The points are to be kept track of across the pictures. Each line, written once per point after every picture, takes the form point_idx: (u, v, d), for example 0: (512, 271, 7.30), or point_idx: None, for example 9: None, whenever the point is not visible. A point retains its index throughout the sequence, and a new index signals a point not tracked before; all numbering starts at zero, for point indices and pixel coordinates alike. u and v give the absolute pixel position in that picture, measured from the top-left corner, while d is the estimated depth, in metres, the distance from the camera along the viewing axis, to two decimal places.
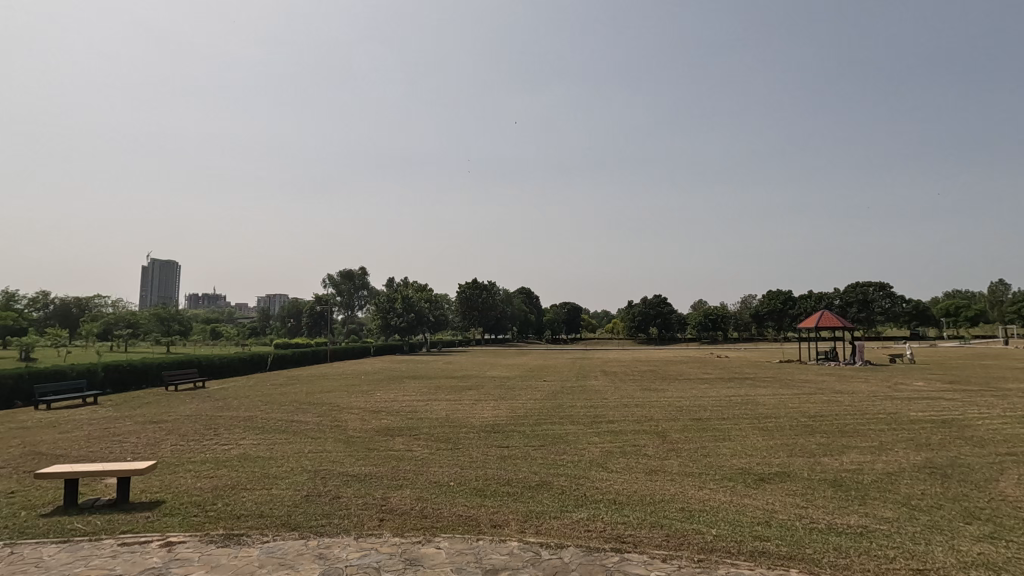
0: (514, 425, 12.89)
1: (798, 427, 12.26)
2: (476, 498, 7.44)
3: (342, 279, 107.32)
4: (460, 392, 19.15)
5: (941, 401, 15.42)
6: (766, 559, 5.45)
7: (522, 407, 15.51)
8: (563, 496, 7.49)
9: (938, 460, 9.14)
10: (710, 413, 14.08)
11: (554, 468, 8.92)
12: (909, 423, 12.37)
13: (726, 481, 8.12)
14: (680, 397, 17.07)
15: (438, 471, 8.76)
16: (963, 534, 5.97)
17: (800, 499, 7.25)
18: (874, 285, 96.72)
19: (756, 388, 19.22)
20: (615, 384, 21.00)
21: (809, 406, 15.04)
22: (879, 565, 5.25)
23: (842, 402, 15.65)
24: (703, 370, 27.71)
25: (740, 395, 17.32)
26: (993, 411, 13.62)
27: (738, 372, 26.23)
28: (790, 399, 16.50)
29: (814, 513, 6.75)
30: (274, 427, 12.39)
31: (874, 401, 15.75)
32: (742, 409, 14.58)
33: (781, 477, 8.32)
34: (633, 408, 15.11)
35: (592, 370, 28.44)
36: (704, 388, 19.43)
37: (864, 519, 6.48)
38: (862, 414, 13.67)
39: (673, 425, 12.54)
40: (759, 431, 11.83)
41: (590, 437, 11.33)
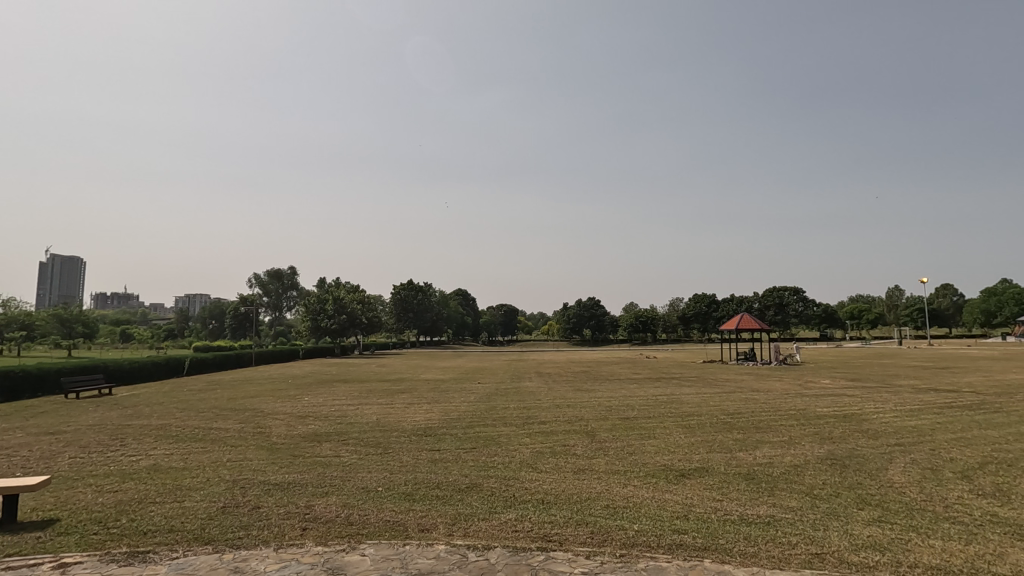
0: (447, 427, 12.82)
1: (718, 424, 12.95)
2: (404, 503, 7.34)
3: (269, 279, 102.94)
4: (393, 395, 18.81)
5: (844, 398, 16.74)
6: (682, 551, 5.73)
7: (455, 409, 15.45)
8: (493, 498, 7.54)
9: (838, 451, 9.95)
10: (637, 412, 14.61)
11: (485, 470, 8.94)
12: (816, 418, 13.35)
13: (649, 477, 8.45)
14: (611, 397, 17.59)
15: (366, 476, 8.56)
16: (856, 519, 6.52)
17: (717, 492, 7.67)
18: (790, 290, 103.63)
19: (683, 388, 20.12)
20: (549, 386, 21.32)
21: (728, 404, 15.92)
22: (783, 552, 5.63)
23: (758, 400, 16.68)
24: (633, 370, 28.76)
25: (666, 395, 18.10)
26: (887, 405, 14.95)
27: (666, 372, 27.29)
28: (711, 397, 17.43)
29: (728, 505, 7.17)
30: (189, 436, 11.64)
31: (786, 398, 16.89)
32: (667, 408, 15.24)
33: (700, 472, 8.76)
34: (565, 408, 15.41)
35: (527, 372, 28.76)
36: (633, 388, 20.12)
37: (772, 509, 6.94)
38: (774, 410, 14.64)
39: (602, 425, 12.90)
40: (682, 428, 12.40)
41: (522, 438, 11.48)
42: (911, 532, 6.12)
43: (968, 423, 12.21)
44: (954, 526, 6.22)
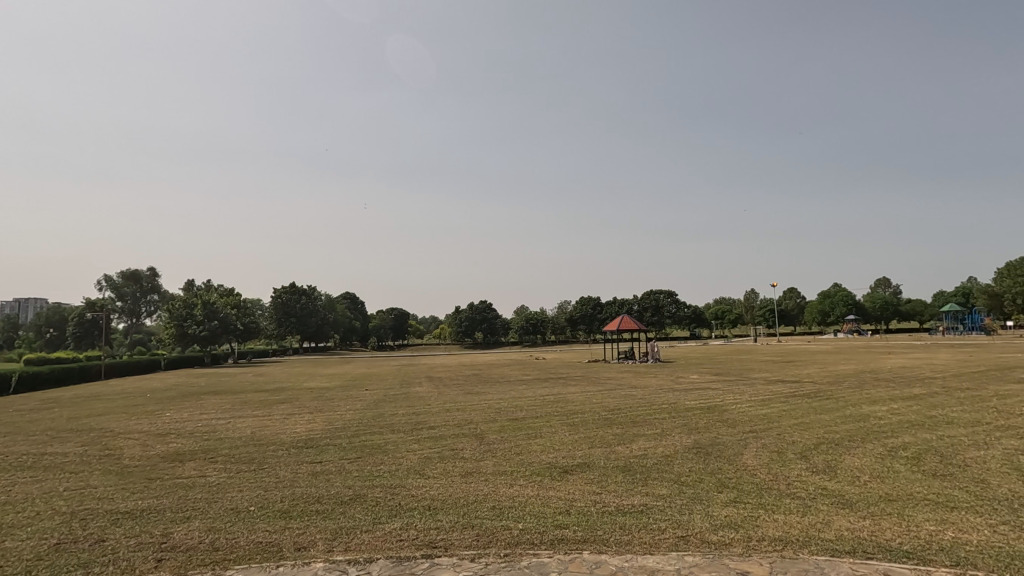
0: (330, 438, 12.22)
1: (599, 420, 13.63)
2: (280, 521, 6.87)
3: (125, 282, 91.67)
4: (271, 406, 17.55)
5: (709, 391, 18.42)
6: (563, 545, 5.94)
7: (340, 418, 14.75)
8: (377, 508, 7.30)
9: (703, 440, 10.91)
10: (525, 412, 14.96)
11: (370, 480, 8.63)
12: (685, 411, 14.54)
13: (534, 476, 8.67)
14: (500, 399, 17.83)
15: (237, 496, 7.89)
16: (716, 502, 7.19)
17: (597, 486, 8.05)
18: (665, 293, 112.31)
19: (568, 387, 20.93)
20: (439, 390, 21.16)
21: (609, 400, 16.83)
22: (653, 538, 6.05)
23: (635, 396, 17.82)
24: (523, 372, 29.38)
25: (553, 394, 18.73)
26: (743, 396, 16.69)
27: (554, 373, 28.26)
28: (594, 395, 18.33)
29: (606, 497, 7.56)
30: (14, 465, 9.97)
31: (660, 393, 18.22)
32: (554, 407, 15.76)
33: (581, 467, 9.16)
34: (455, 412, 15.35)
35: (417, 377, 28.29)
36: (522, 389, 20.57)
37: (645, 498, 7.44)
38: (650, 405, 15.73)
39: (491, 426, 13.02)
40: (567, 426, 12.89)
41: (410, 444, 11.25)
42: (760, 509, 6.87)
43: (806, 409, 14.00)
44: (793, 501, 7.09)
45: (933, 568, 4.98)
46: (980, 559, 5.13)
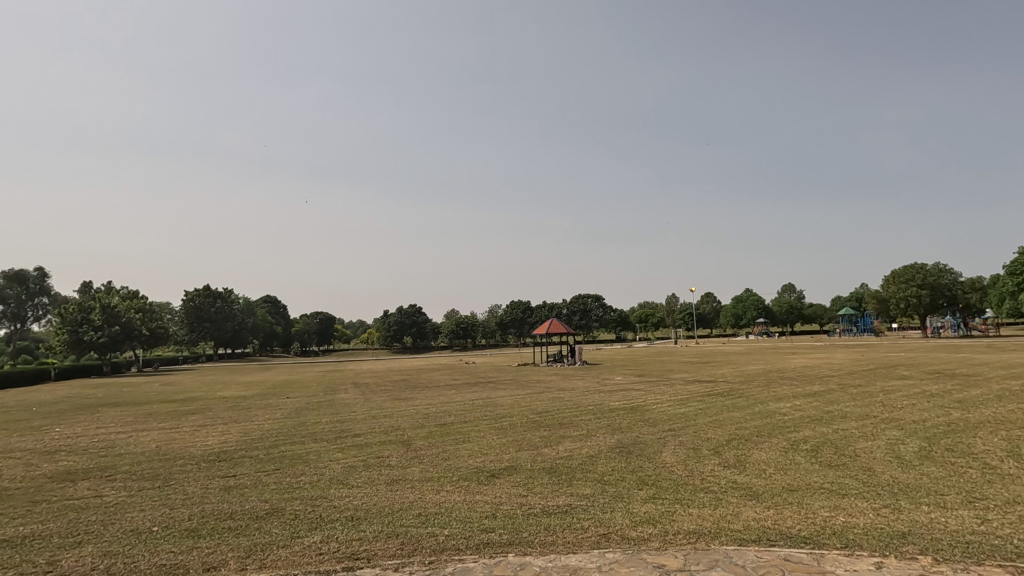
0: (246, 449, 11.57)
1: (527, 423, 13.79)
2: (187, 541, 6.42)
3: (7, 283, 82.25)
4: (179, 418, 16.37)
5: (632, 392, 19.13)
6: (489, 549, 5.96)
7: (257, 428, 14.00)
8: (296, 521, 6.99)
9: (626, 440, 11.32)
10: (454, 417, 14.86)
11: (289, 493, 8.25)
12: (609, 412, 15.01)
13: (462, 481, 8.63)
14: (428, 404, 17.62)
15: (138, 516, 7.29)
16: (636, 498, 7.48)
17: (523, 488, 8.14)
18: (593, 298, 116.12)
19: (498, 391, 21.02)
20: (366, 396, 20.60)
21: (537, 403, 17.09)
22: (577, 537, 6.19)
23: (562, 398, 18.19)
24: (452, 376, 29.17)
25: (482, 399, 18.74)
26: (663, 396, 17.47)
27: (483, 377, 28.30)
28: (522, 398, 18.53)
29: (532, 499, 7.66)
30: None
31: (586, 395, 18.70)
32: (482, 411, 15.78)
33: (508, 470, 9.22)
34: (381, 419, 14.99)
35: (342, 383, 27.43)
36: (451, 394, 20.42)
37: (569, 498, 7.61)
38: (576, 407, 16.11)
39: (419, 433, 12.85)
40: (495, 430, 12.95)
41: (333, 453, 10.87)
42: (676, 503, 7.21)
43: (720, 407, 14.87)
44: (707, 495, 7.50)
45: (826, 551, 5.43)
46: (865, 540, 5.65)
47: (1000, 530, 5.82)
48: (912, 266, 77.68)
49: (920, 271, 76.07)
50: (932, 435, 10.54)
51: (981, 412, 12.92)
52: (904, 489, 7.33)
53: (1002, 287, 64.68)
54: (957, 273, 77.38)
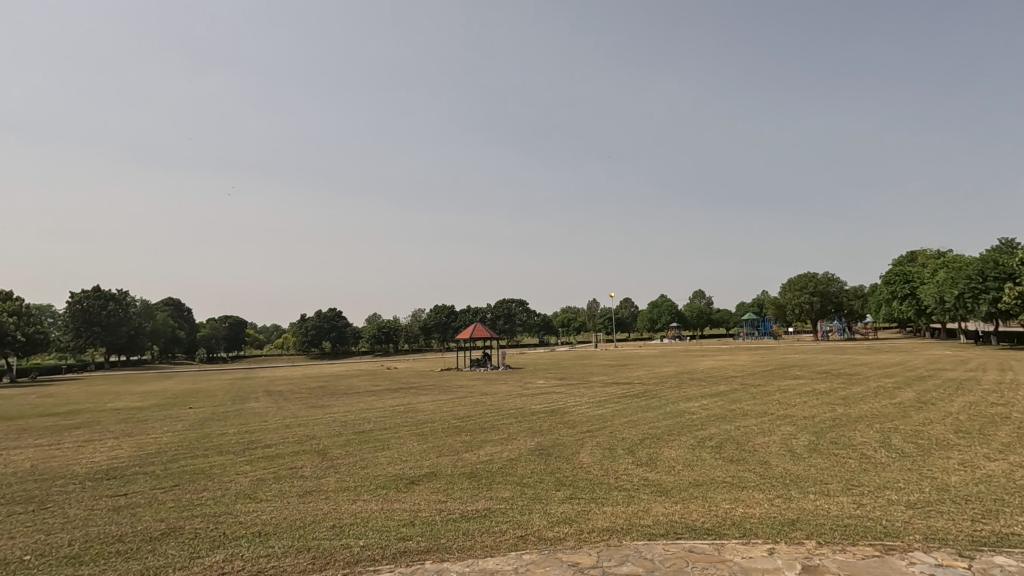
0: (140, 465, 10.63)
1: (448, 428, 13.69)
2: (65, 570, 5.80)
3: None
4: (60, 433, 14.75)
5: (553, 395, 19.53)
6: (406, 557, 5.87)
7: (155, 442, 12.92)
8: (196, 541, 6.52)
9: (545, 442, 11.53)
10: (373, 424, 14.48)
11: (190, 510, 7.68)
12: (530, 415, 15.22)
13: (379, 489, 8.42)
14: (346, 411, 17.06)
15: (6, 545, 6.50)
16: (554, 499, 7.63)
17: (442, 494, 8.07)
18: (517, 302, 118.59)
19: (419, 396, 20.68)
20: (278, 405, 19.56)
21: (459, 408, 17.00)
22: (494, 540, 6.22)
23: (484, 402, 18.24)
24: (372, 382, 28.36)
25: (403, 404, 18.42)
26: (583, 399, 17.99)
27: (405, 382, 27.78)
28: (444, 403, 18.39)
29: (451, 505, 7.61)
30: None
31: (508, 399, 18.87)
32: (403, 417, 15.49)
33: (428, 477, 9.10)
34: (295, 428, 14.32)
35: (252, 391, 25.88)
36: (370, 401, 19.84)
37: (488, 502, 7.63)
38: (498, 411, 16.21)
39: (335, 441, 12.37)
40: (416, 436, 12.75)
41: (240, 466, 10.24)
42: (592, 503, 7.43)
43: (634, 408, 15.52)
44: (621, 493, 7.79)
45: (726, 541, 5.81)
46: (760, 529, 6.11)
47: (872, 513, 6.51)
48: (806, 275, 85.26)
49: (812, 279, 83.62)
50: (819, 430, 11.59)
51: (859, 407, 14.37)
52: (795, 480, 8.00)
53: (880, 294, 72.51)
54: (843, 282, 85.85)
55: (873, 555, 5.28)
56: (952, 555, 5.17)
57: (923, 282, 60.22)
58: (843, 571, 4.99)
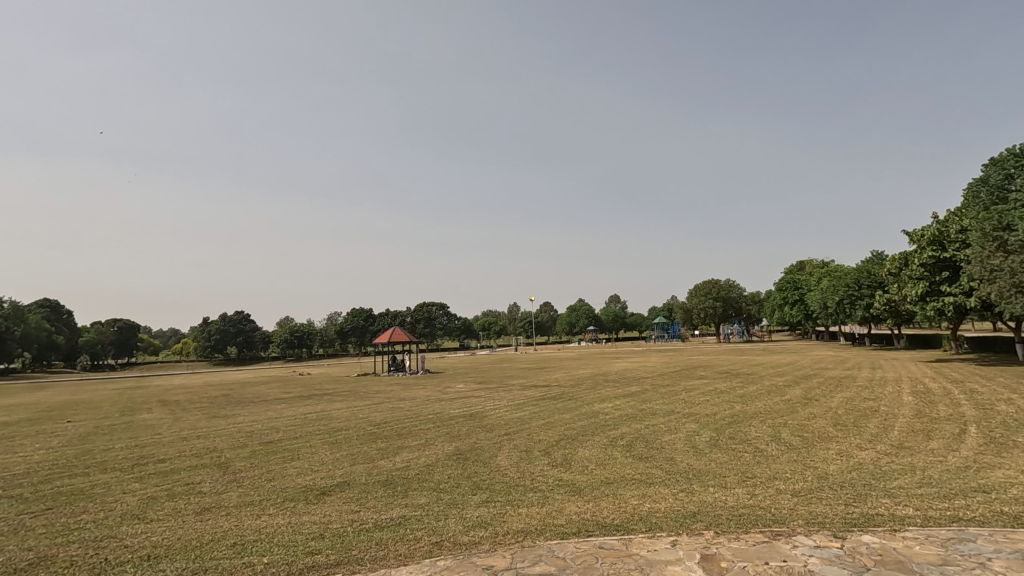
0: (3, 488, 9.40)
1: (363, 435, 13.29)
2: None
3: None
4: None
5: (472, 399, 19.52)
6: (313, 572, 5.62)
7: (24, 461, 11.49)
8: (73, 570, 5.87)
9: (463, 447, 11.49)
10: (282, 434, 13.76)
11: (65, 536, 6.91)
12: (448, 420, 15.11)
13: (287, 502, 8.02)
14: (252, 421, 16.09)
15: None
16: (470, 504, 7.62)
17: (355, 504, 7.82)
18: (437, 305, 117.93)
19: (333, 403, 19.90)
20: (174, 415, 18.09)
21: (376, 414, 16.55)
22: (409, 548, 6.12)
23: (402, 408, 17.88)
24: (282, 390, 26.92)
25: (315, 412, 17.66)
26: (502, 402, 18.11)
27: (318, 388, 26.64)
28: (359, 410, 17.84)
29: (364, 514, 7.39)
30: None
31: (427, 404, 18.62)
32: (315, 425, 14.84)
33: (340, 487, 8.77)
34: (194, 440, 13.29)
35: (144, 402, 23.71)
36: (279, 409, 18.81)
37: (403, 510, 7.49)
38: (416, 416, 15.95)
39: (238, 453, 11.62)
40: (328, 445, 12.26)
41: (127, 485, 9.34)
42: (507, 505, 7.49)
43: (551, 410, 15.85)
44: (536, 494, 7.92)
45: (634, 535, 6.07)
46: (665, 522, 6.44)
47: (763, 502, 7.06)
48: (710, 282, 91.23)
49: (715, 286, 89.56)
50: (719, 426, 12.41)
51: (754, 404, 15.56)
52: (697, 474, 8.52)
53: (774, 300, 79.04)
54: (742, 288, 92.75)
55: (763, 541, 5.73)
56: (828, 537, 5.73)
57: (809, 289, 66.40)
58: (737, 558, 5.36)
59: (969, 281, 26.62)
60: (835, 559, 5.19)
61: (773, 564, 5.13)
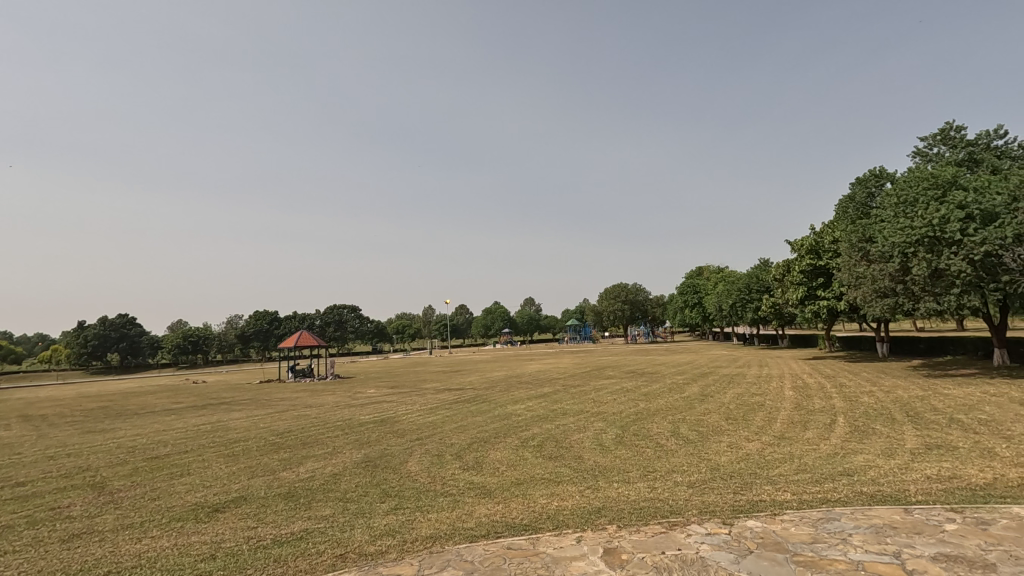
0: None
1: (264, 446, 12.52)
2: None
3: None
4: None
5: (383, 404, 19.04)
6: None
7: None
8: None
9: (372, 454, 11.16)
10: (170, 448, 12.64)
11: None
12: (358, 426, 14.62)
13: (174, 522, 7.38)
14: (135, 435, 14.62)
15: None
16: (378, 512, 7.41)
17: (252, 520, 7.34)
18: (348, 308, 114.17)
19: (231, 413, 18.59)
20: (38, 432, 16.02)
21: (278, 423, 15.66)
22: (310, 562, 5.84)
23: (307, 416, 17.06)
24: (172, 400, 24.76)
25: (210, 423, 16.40)
26: (414, 407, 17.82)
27: (214, 398, 24.79)
28: (260, 419, 16.81)
29: (262, 530, 6.97)
30: None
31: (335, 411, 17.91)
32: (209, 438, 13.78)
33: (236, 503, 8.20)
34: (63, 459, 11.86)
35: (1, 418, 20.84)
36: (167, 421, 17.27)
37: (305, 523, 7.13)
38: (322, 424, 15.27)
39: (117, 471, 10.52)
40: (224, 458, 11.44)
41: None
42: (417, 512, 7.36)
43: (465, 413, 15.82)
44: (447, 498, 7.86)
45: (541, 534, 6.20)
46: (571, 519, 6.62)
47: (661, 494, 7.47)
48: (618, 286, 95.82)
49: (624, 290, 94.12)
50: (625, 424, 12.97)
51: (657, 402, 16.44)
52: (603, 471, 8.86)
53: (676, 304, 84.35)
54: (648, 292, 98.09)
55: (661, 532, 6.06)
56: (718, 524, 6.16)
57: (707, 294, 71.52)
58: (636, 549, 5.62)
59: (839, 287, 29.89)
60: (723, 544, 5.59)
61: (668, 553, 5.42)
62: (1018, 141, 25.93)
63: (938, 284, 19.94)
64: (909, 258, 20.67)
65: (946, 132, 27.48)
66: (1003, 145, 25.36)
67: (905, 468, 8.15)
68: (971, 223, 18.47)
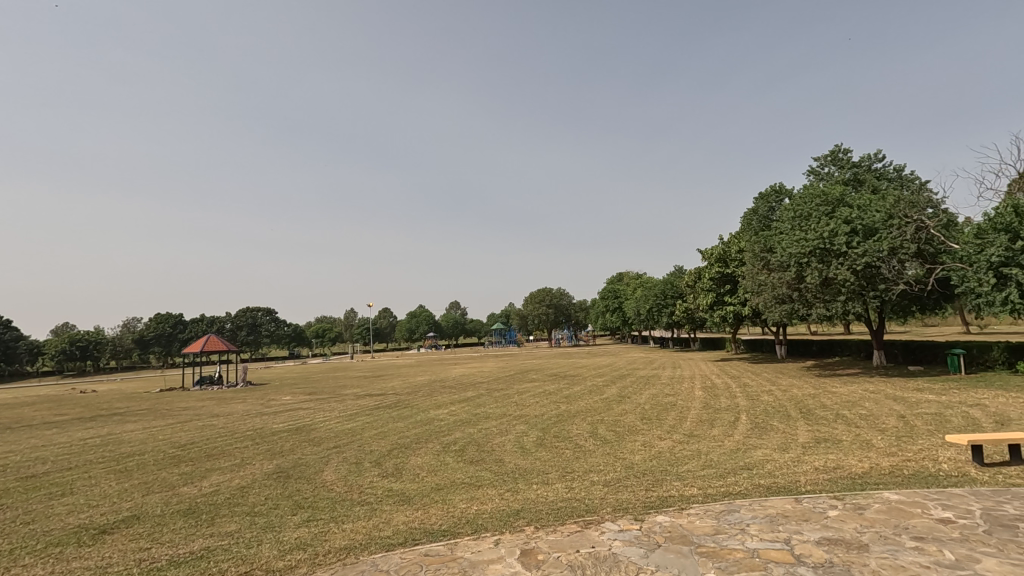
0: None
1: (163, 460, 11.57)
2: None
3: None
4: None
5: (299, 411, 18.18)
6: None
7: None
8: None
9: (285, 464, 10.62)
10: (51, 465, 11.37)
11: None
12: (270, 435, 13.87)
13: (52, 548, 6.65)
14: (7, 452, 13.01)
15: None
16: (289, 525, 7.06)
17: (145, 541, 6.76)
18: (263, 311, 108.42)
19: (125, 425, 17.01)
20: None
21: (181, 435, 14.54)
22: None
23: (214, 426, 15.96)
24: (54, 411, 22.25)
25: (100, 436, 14.92)
26: (332, 413, 17.17)
27: (105, 408, 22.57)
28: (160, 431, 15.51)
29: (156, 551, 6.43)
30: None
31: (246, 419, 16.88)
32: (99, 452, 12.54)
33: (127, 522, 7.53)
34: None
35: None
36: (48, 436, 15.50)
37: (206, 541, 6.66)
38: (230, 434, 14.35)
39: None
40: (115, 474, 10.45)
41: None
42: (331, 523, 7.09)
43: (386, 419, 15.45)
44: (363, 507, 7.63)
45: (459, 539, 6.16)
46: (490, 523, 6.63)
47: (578, 494, 7.66)
48: (543, 290, 97.32)
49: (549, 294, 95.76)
50: (546, 426, 13.18)
51: (578, 404, 16.84)
52: (523, 474, 8.95)
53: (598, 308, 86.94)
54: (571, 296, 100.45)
55: (577, 531, 6.20)
56: (630, 521, 6.40)
57: (626, 298, 74.32)
58: (553, 549, 5.72)
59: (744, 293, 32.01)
60: (634, 540, 5.81)
61: (583, 552, 5.55)
62: (893, 165, 29.12)
63: (827, 292, 21.83)
64: (803, 267, 22.51)
65: (835, 154, 30.34)
66: (881, 168, 28.34)
67: (797, 461, 8.86)
68: (855, 236, 20.50)
